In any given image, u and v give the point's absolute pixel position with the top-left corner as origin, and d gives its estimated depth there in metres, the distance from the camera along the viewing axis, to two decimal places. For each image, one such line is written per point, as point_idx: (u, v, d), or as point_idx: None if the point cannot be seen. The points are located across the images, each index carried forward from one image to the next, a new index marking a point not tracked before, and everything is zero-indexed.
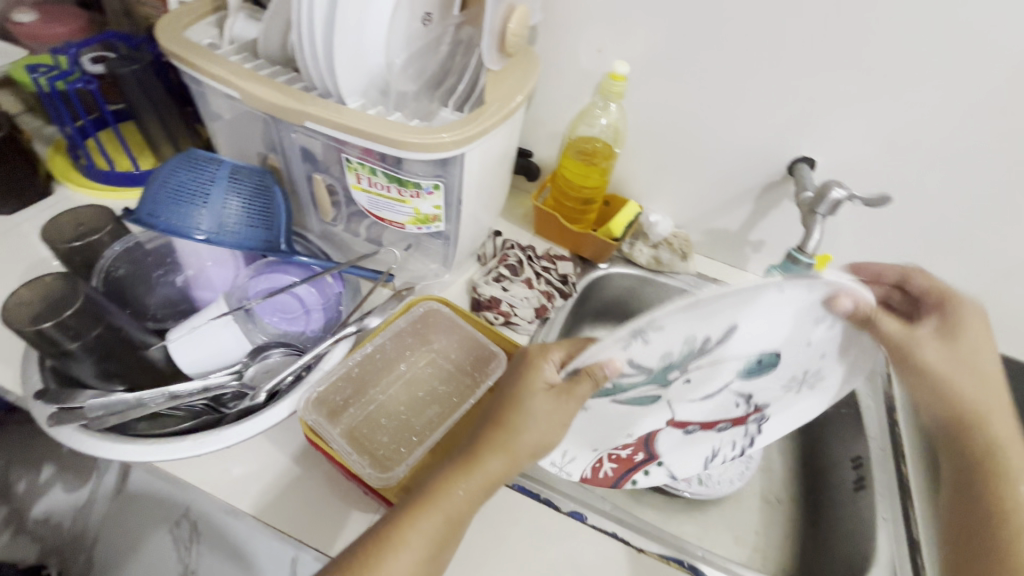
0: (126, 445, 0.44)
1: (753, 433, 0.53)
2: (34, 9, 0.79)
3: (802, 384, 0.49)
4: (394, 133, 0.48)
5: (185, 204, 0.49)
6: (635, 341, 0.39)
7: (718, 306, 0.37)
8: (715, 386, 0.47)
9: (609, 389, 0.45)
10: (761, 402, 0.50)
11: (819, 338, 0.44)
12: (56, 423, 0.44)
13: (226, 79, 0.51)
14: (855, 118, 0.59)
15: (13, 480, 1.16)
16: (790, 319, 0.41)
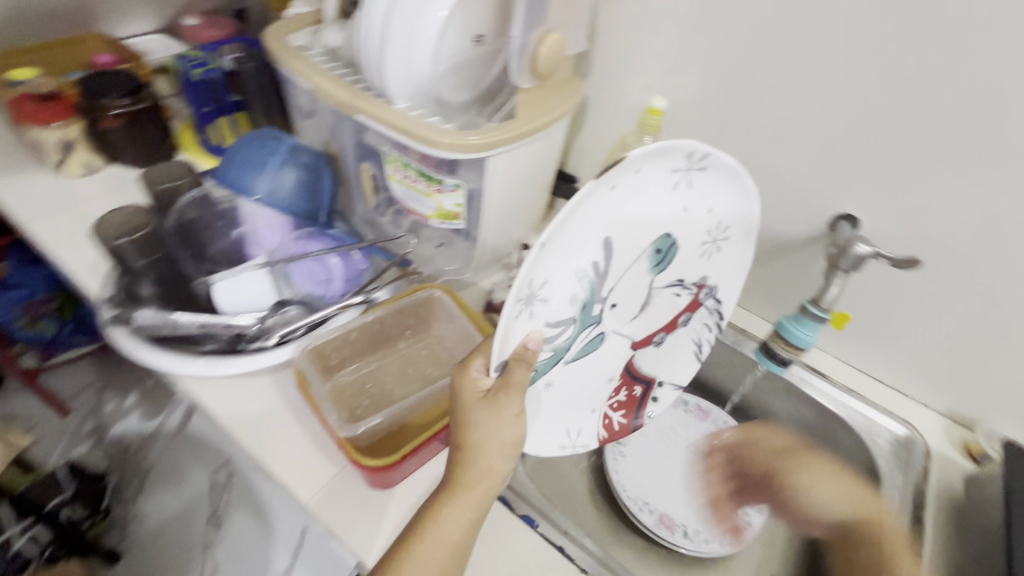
0: (155, 354, 0.53)
1: (714, 311, 0.64)
2: (199, 17, 0.99)
3: (715, 240, 0.58)
4: (426, 134, 0.54)
5: (250, 171, 0.62)
6: (531, 308, 0.47)
7: (571, 232, 0.46)
8: (641, 291, 0.58)
9: (552, 355, 0.53)
10: (697, 281, 0.61)
11: (685, 194, 0.52)
12: (113, 324, 0.54)
13: (304, 73, 0.62)
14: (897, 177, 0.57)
15: (104, 401, 1.39)
16: (650, 188, 0.49)
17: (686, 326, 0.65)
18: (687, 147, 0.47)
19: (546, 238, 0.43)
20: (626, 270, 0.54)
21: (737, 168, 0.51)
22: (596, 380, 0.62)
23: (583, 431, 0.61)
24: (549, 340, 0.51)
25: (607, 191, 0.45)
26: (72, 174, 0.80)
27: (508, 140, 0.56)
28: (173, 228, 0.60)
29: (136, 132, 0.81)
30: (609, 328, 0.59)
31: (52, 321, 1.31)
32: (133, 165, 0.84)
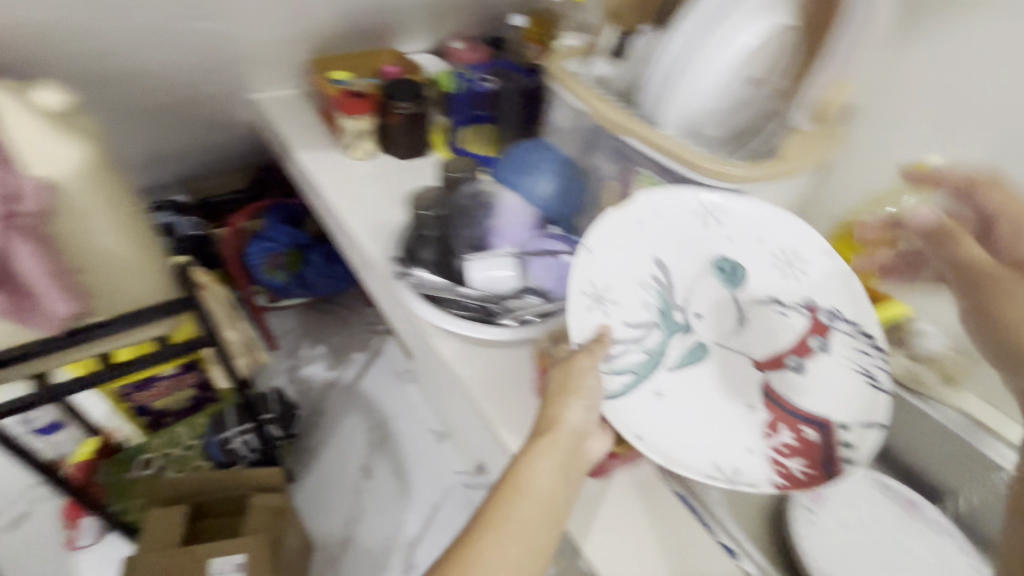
0: (423, 306, 0.66)
1: (855, 332, 0.60)
2: (462, 42, 1.17)
3: (790, 265, 0.64)
4: (699, 162, 0.60)
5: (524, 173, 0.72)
6: (602, 305, 0.59)
7: (610, 245, 0.60)
8: (727, 309, 0.65)
9: (648, 359, 0.60)
10: (803, 300, 0.63)
11: (720, 227, 0.64)
12: (398, 275, 0.69)
13: (580, 94, 0.70)
14: None
15: (300, 345, 1.67)
16: (676, 221, 0.63)
17: (830, 353, 0.60)
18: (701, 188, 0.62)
19: (587, 241, 0.59)
20: (695, 287, 0.65)
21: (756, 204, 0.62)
22: (732, 407, 0.60)
23: (742, 471, 0.55)
24: (636, 340, 0.60)
25: (637, 224, 0.61)
26: (356, 157, 0.99)
27: (767, 176, 0.60)
28: (450, 208, 0.72)
29: (409, 130, 0.98)
30: (708, 340, 0.64)
31: (283, 272, 1.61)
32: (398, 157, 1.01)
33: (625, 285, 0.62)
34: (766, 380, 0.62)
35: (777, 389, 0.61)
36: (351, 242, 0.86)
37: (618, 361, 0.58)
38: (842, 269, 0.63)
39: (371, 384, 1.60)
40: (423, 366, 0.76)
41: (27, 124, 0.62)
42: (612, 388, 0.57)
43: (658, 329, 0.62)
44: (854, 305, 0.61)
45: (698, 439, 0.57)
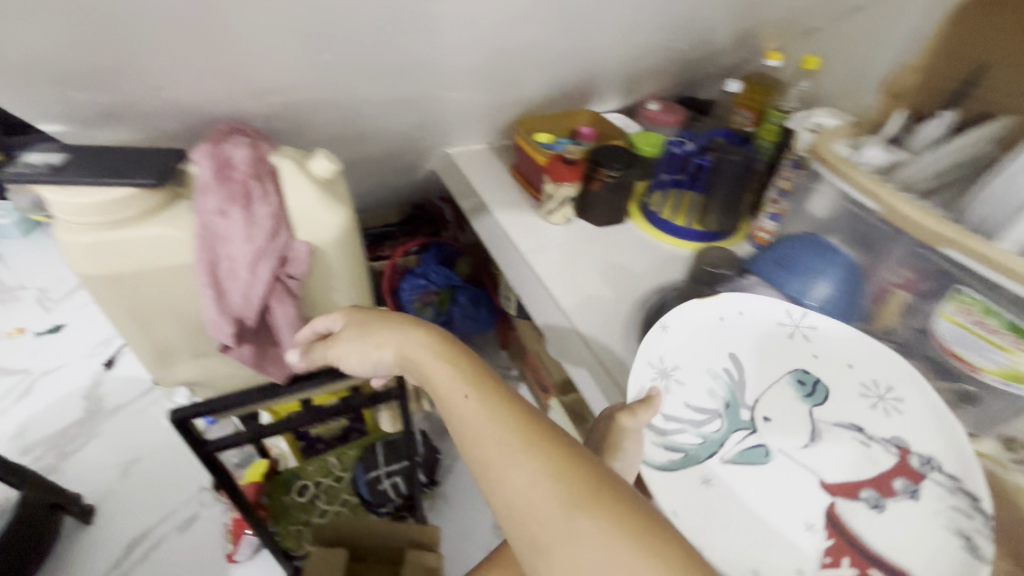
0: None
1: (948, 484, 0.50)
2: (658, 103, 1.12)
3: (882, 400, 0.57)
4: None
5: (799, 278, 0.70)
6: (666, 382, 0.59)
7: (689, 333, 0.62)
8: (803, 423, 0.58)
9: (700, 443, 0.57)
10: (898, 442, 0.55)
11: (813, 343, 0.61)
12: None
13: (870, 186, 0.62)
14: None
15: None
16: (757, 334, 0.63)
17: (920, 501, 0.51)
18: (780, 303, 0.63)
19: (664, 320, 0.62)
20: (767, 395, 0.61)
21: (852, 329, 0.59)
22: (788, 519, 0.53)
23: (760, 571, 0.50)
24: (692, 423, 0.58)
25: (716, 319, 0.63)
26: (554, 222, 0.96)
27: None
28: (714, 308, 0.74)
29: (609, 198, 0.93)
30: (774, 446, 0.57)
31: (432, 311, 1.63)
32: (592, 223, 0.96)
33: (694, 370, 0.61)
34: (833, 502, 0.53)
35: (841, 514, 0.52)
36: (554, 317, 0.82)
37: (672, 437, 0.57)
38: (943, 409, 0.53)
39: None
40: None
41: (301, 188, 0.65)
42: (660, 461, 0.55)
43: (720, 419, 0.59)
44: (954, 456, 0.51)
45: (754, 518, 0.54)
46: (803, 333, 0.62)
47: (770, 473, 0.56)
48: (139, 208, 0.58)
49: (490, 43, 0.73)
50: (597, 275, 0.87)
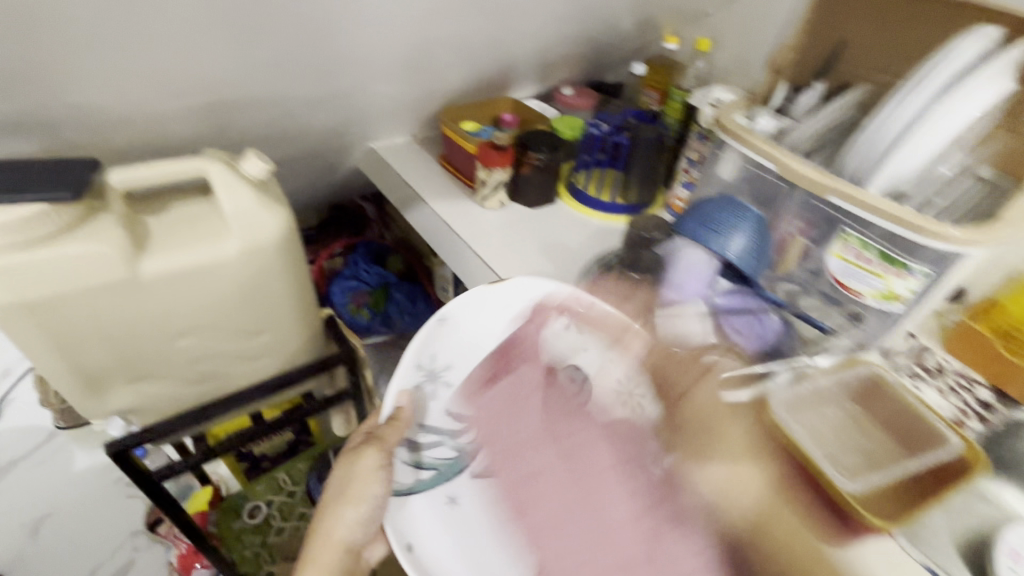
0: None
1: (656, 492, 0.59)
2: (574, 90, 1.19)
3: (646, 398, 0.66)
4: (908, 217, 0.58)
5: (716, 233, 0.69)
6: (436, 384, 0.63)
7: (467, 318, 0.64)
8: (533, 407, 0.68)
9: (456, 459, 0.61)
10: (631, 426, 0.66)
11: (605, 354, 0.65)
12: None
13: (768, 151, 0.69)
14: None
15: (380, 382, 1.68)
16: (518, 314, 0.67)
17: None
18: (557, 287, 0.64)
19: (443, 312, 0.62)
20: (554, 402, 0.65)
21: (660, 355, 0.64)
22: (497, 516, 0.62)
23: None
24: (450, 434, 0.62)
25: (504, 310, 0.64)
26: (491, 207, 0.99)
27: (995, 238, 0.57)
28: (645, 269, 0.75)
29: (541, 178, 0.98)
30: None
31: (367, 311, 1.57)
32: (529, 204, 1.01)
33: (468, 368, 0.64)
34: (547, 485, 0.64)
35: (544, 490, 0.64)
36: None
37: (426, 455, 0.60)
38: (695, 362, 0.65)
39: None
40: None
41: (235, 188, 0.63)
42: (409, 484, 0.58)
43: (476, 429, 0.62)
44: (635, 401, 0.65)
45: None
46: (582, 328, 0.66)
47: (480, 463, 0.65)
48: (53, 225, 0.54)
49: (428, 39, 0.74)
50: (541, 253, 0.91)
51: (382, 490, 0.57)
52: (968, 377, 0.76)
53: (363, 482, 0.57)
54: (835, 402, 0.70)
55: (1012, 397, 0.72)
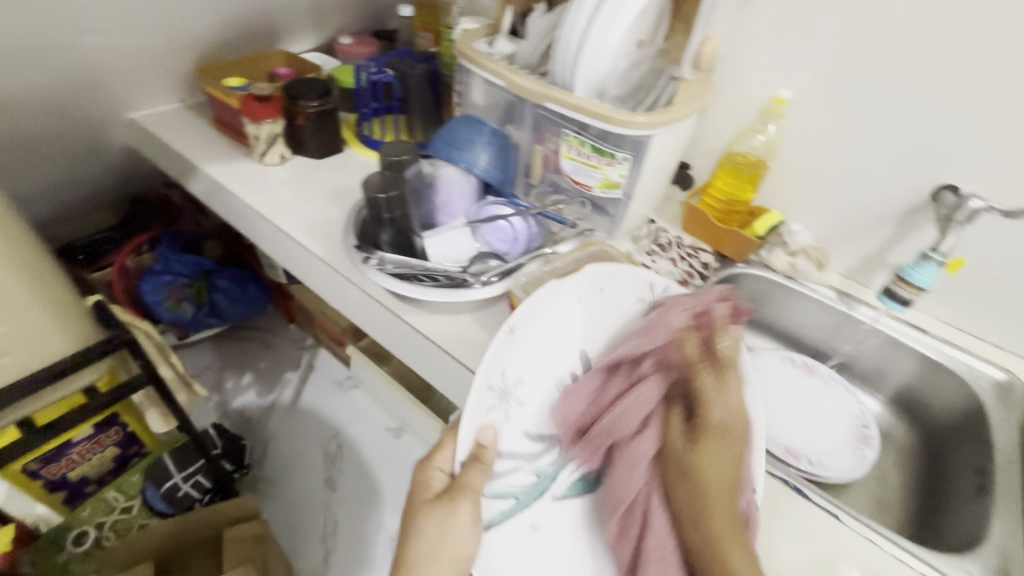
0: (399, 282, 0.70)
1: (735, 473, 0.58)
2: (352, 37, 1.17)
3: (699, 389, 0.61)
4: (605, 112, 0.69)
5: (457, 148, 0.76)
6: (507, 406, 0.57)
7: (533, 326, 0.58)
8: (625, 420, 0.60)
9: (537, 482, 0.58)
10: (703, 433, 0.59)
11: (631, 321, 0.64)
12: (364, 261, 0.71)
13: (497, 71, 0.77)
14: (979, 168, 0.70)
15: (224, 378, 1.56)
16: (572, 311, 0.61)
17: None
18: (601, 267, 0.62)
19: (511, 322, 0.56)
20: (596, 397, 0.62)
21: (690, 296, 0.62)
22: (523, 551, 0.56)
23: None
24: (527, 457, 0.58)
25: (575, 300, 0.60)
26: (271, 162, 0.97)
27: (670, 121, 0.70)
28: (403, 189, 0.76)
29: (320, 127, 0.97)
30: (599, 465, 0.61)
31: (190, 305, 1.45)
32: (315, 155, 1.00)
33: (535, 379, 0.59)
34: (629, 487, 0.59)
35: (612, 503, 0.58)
36: (291, 248, 0.85)
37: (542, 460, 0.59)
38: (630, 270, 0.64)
39: (312, 399, 1.55)
40: (396, 352, 0.79)
41: None
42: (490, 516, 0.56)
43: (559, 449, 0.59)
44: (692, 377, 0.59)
45: None
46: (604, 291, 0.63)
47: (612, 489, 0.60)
48: None
49: None
50: (328, 200, 0.91)
51: (468, 517, 0.53)
52: (695, 248, 0.90)
53: (443, 514, 0.53)
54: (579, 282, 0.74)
55: (729, 257, 0.89)
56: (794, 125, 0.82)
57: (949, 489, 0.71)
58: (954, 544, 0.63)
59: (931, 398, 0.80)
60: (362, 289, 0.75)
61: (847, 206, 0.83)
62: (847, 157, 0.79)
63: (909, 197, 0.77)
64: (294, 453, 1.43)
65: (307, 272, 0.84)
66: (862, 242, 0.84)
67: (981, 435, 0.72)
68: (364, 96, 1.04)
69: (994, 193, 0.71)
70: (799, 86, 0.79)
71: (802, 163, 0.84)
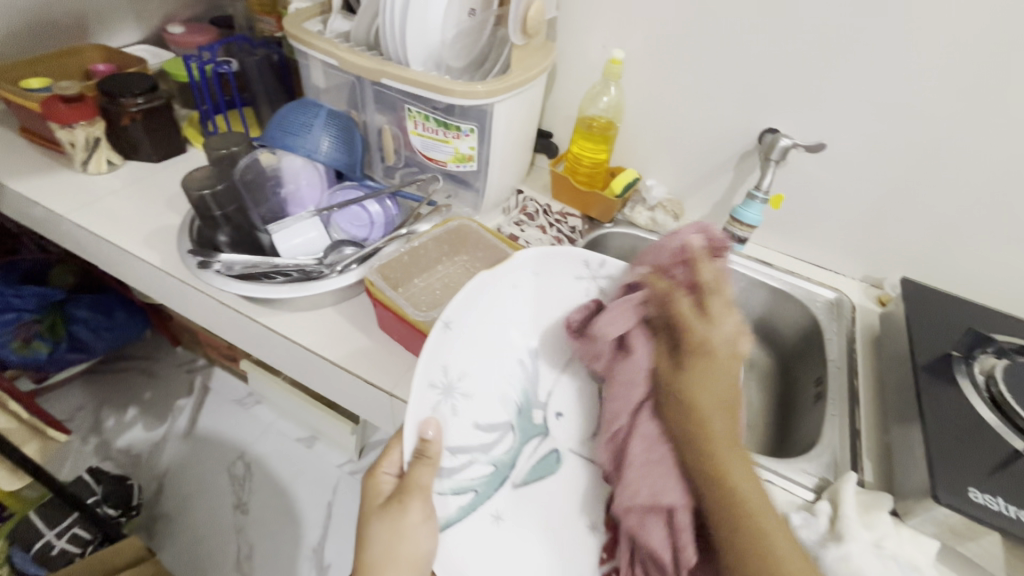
0: (241, 283, 0.65)
1: None
2: (182, 26, 1.05)
3: None
4: (442, 85, 0.67)
5: (296, 137, 0.74)
6: (453, 400, 0.55)
7: (473, 318, 0.57)
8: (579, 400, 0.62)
9: (494, 473, 0.56)
10: None
11: (597, 303, 0.63)
12: (202, 267, 0.68)
13: (328, 50, 0.73)
14: (791, 110, 0.77)
15: (102, 418, 1.30)
16: (558, 296, 0.63)
17: None
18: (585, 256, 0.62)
19: (444, 318, 0.53)
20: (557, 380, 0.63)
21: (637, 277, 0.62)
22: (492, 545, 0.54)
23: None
24: (481, 448, 0.56)
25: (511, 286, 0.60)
26: (95, 171, 0.86)
27: (510, 89, 0.71)
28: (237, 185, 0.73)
29: (151, 127, 0.87)
30: (564, 446, 0.61)
31: (46, 343, 1.14)
32: (151, 158, 0.90)
33: (482, 375, 0.58)
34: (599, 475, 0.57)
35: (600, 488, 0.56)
36: (127, 261, 0.77)
37: (458, 477, 0.53)
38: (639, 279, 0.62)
39: (210, 424, 1.33)
40: (262, 355, 0.75)
41: None
42: (445, 515, 0.51)
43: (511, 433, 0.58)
44: None
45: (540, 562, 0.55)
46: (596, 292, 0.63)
47: (563, 479, 0.60)
48: None
49: None
50: (169, 206, 0.83)
51: (413, 518, 0.48)
52: (564, 213, 0.92)
53: (394, 516, 0.47)
54: (445, 262, 0.73)
55: (597, 219, 0.92)
56: (634, 85, 0.87)
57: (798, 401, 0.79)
58: (799, 444, 0.70)
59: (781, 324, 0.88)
60: (213, 297, 0.69)
61: (693, 157, 0.89)
62: (684, 110, 0.85)
63: (735, 141, 0.84)
64: (193, 481, 1.24)
65: (151, 286, 0.76)
66: (710, 190, 0.90)
67: (814, 344, 0.81)
68: (199, 91, 0.94)
69: (806, 132, 0.78)
70: (629, 45, 0.84)
71: (645, 120, 0.90)
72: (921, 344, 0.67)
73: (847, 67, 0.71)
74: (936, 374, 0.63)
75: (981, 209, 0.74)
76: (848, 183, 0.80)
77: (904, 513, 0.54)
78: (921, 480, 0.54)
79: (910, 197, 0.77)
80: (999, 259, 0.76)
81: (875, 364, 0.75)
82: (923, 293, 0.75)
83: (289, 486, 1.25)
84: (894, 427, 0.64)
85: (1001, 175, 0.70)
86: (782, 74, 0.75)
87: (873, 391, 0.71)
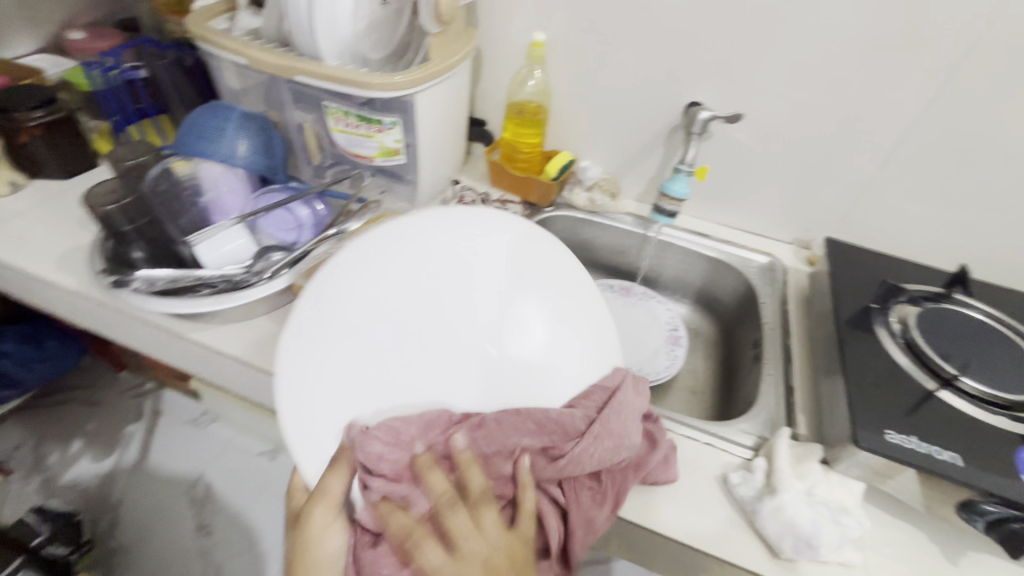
0: (163, 299, 0.62)
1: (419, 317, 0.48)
2: (83, 30, 0.98)
3: (659, 356, 0.80)
4: (356, 78, 0.65)
5: (210, 142, 0.71)
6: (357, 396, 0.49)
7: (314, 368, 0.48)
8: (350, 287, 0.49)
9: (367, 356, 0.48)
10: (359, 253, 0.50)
11: (627, 309, 0.88)
12: (117, 286, 0.63)
13: (235, 48, 0.69)
14: (712, 85, 0.79)
15: (44, 455, 1.23)
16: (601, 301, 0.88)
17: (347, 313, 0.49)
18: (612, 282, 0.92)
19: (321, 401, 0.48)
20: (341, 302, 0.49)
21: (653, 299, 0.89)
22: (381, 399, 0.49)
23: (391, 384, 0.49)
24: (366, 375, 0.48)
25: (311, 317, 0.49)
26: None
27: (431, 78, 0.69)
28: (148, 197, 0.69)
29: (55, 142, 0.82)
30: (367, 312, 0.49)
31: None
32: (61, 176, 0.85)
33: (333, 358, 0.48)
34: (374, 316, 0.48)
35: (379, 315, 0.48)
36: (42, 288, 0.72)
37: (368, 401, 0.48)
38: (670, 316, 0.87)
39: (162, 450, 1.28)
40: (199, 373, 0.72)
41: None
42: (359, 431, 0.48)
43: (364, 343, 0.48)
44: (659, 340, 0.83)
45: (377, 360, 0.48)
46: (631, 302, 0.89)
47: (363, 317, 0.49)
48: None
49: None
50: (84, 226, 0.78)
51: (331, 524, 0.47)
52: (503, 201, 0.91)
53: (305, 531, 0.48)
54: None
55: (536, 204, 0.91)
56: (562, 66, 0.87)
57: (738, 362, 0.82)
58: (739, 407, 0.73)
59: (718, 291, 0.90)
60: (137, 316, 0.66)
61: (624, 135, 0.90)
62: (611, 89, 0.86)
63: (662, 117, 0.85)
64: (150, 508, 1.19)
65: (73, 309, 0.72)
66: (644, 167, 0.92)
67: (749, 308, 0.84)
68: (108, 101, 0.88)
69: (728, 104, 0.81)
70: (552, 27, 0.83)
71: (574, 102, 0.90)
72: (842, 299, 0.70)
73: (759, 39, 0.74)
74: (854, 326, 0.66)
75: (890, 165, 0.78)
76: (772, 150, 0.82)
77: (832, 461, 0.57)
78: (844, 428, 0.57)
79: (827, 160, 0.80)
80: (911, 212, 0.81)
81: (806, 320, 0.79)
82: (847, 250, 0.79)
83: (252, 501, 1.22)
84: (820, 380, 0.67)
85: (906, 131, 0.74)
86: (701, 47, 0.77)
87: (806, 346, 0.75)
